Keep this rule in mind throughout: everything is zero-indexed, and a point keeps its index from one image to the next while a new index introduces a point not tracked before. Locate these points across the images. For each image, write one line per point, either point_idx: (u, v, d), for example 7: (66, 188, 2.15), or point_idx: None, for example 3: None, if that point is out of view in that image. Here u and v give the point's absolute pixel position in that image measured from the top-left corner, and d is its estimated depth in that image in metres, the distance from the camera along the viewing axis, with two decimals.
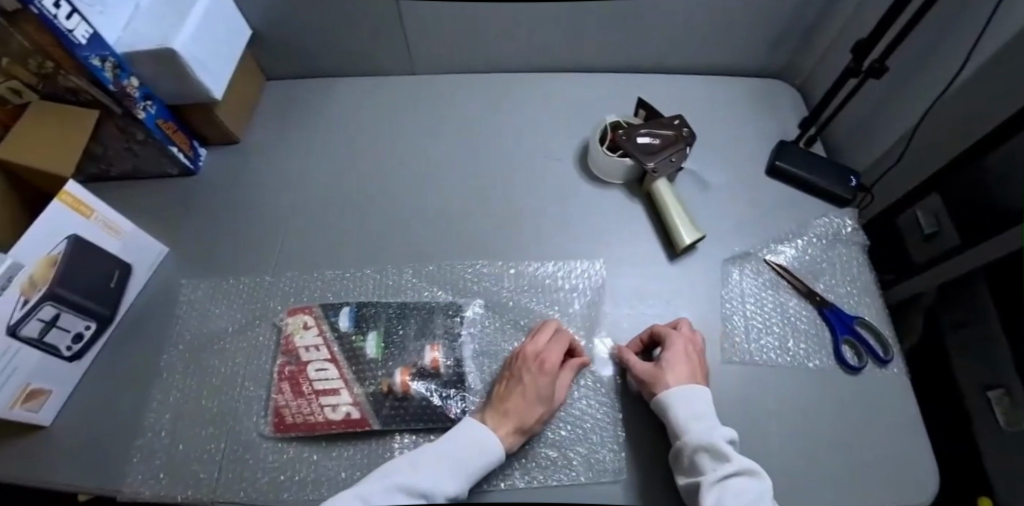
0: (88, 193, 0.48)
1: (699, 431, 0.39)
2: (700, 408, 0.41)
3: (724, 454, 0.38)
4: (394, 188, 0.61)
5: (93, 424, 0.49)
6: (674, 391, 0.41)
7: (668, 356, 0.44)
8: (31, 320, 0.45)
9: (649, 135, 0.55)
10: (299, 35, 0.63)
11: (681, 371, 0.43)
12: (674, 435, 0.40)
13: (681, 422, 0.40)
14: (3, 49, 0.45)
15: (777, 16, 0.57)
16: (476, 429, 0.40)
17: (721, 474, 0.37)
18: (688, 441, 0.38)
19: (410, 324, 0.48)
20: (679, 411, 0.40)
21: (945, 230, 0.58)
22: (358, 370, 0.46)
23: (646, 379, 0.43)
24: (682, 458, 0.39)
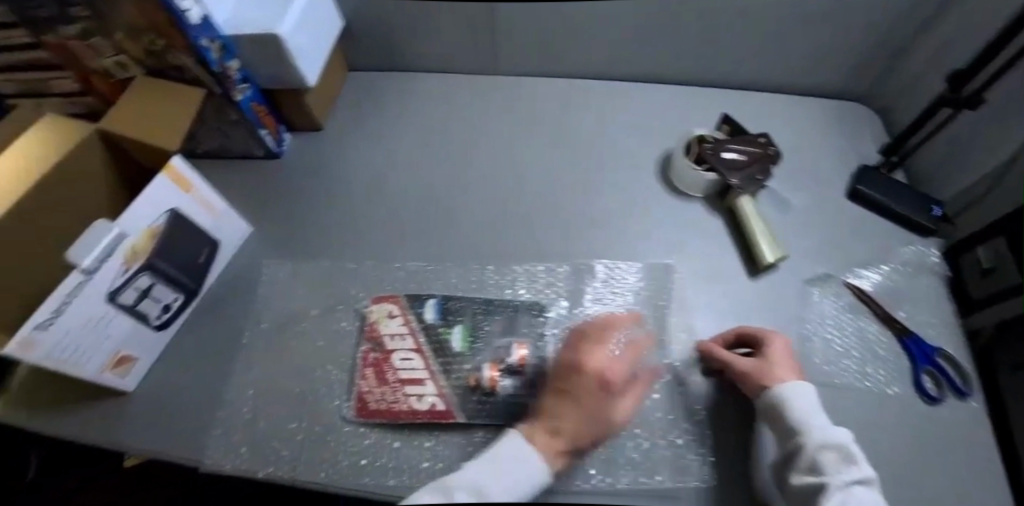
0: (191, 169, 0.49)
1: (822, 429, 0.39)
2: (816, 407, 0.41)
3: (847, 455, 0.37)
4: (472, 185, 0.62)
5: (178, 393, 0.51)
6: (790, 385, 0.41)
7: (774, 353, 0.44)
8: (129, 288, 0.47)
9: (736, 151, 0.55)
10: (389, 29, 0.65)
11: (786, 367, 0.43)
12: (794, 430, 0.39)
13: (802, 418, 0.39)
14: (123, 24, 0.47)
15: (865, 43, 0.58)
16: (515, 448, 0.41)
17: (848, 476, 0.36)
18: (813, 437, 0.38)
19: (491, 321, 0.50)
20: (798, 407, 0.40)
21: (1005, 266, 0.51)
22: (445, 362, 0.47)
23: (753, 373, 0.43)
24: (801, 456, 0.38)
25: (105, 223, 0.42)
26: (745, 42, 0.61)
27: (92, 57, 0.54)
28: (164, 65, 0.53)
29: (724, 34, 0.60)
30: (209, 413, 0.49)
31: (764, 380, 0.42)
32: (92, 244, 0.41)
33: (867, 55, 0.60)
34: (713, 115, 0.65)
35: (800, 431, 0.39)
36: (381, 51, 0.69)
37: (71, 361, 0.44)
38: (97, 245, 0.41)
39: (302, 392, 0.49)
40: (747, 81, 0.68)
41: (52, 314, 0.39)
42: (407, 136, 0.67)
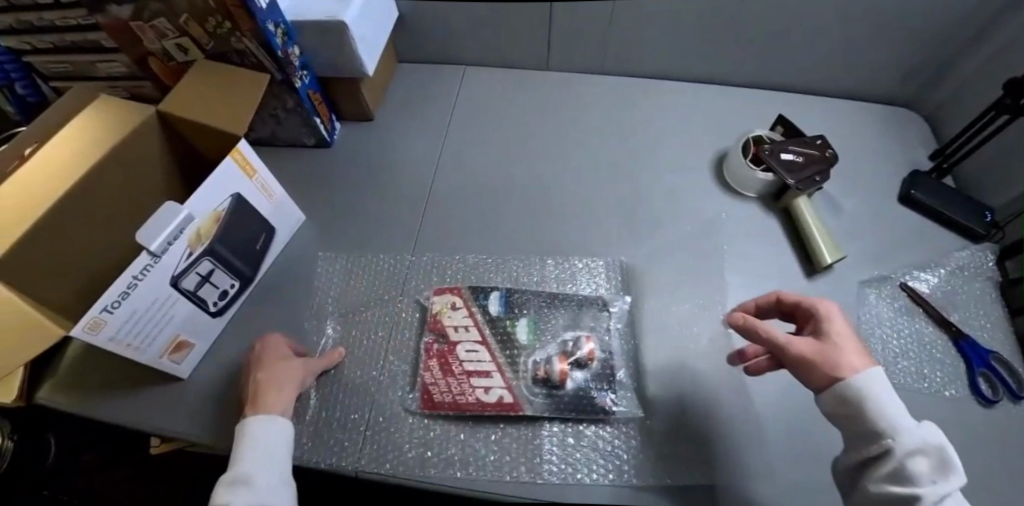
0: (254, 153, 0.48)
1: (913, 431, 0.34)
2: (900, 402, 0.35)
3: (943, 462, 0.33)
4: (524, 180, 0.63)
5: (239, 379, 0.51)
6: (868, 377, 0.36)
7: (836, 334, 0.39)
8: (191, 273, 0.46)
9: (793, 152, 0.56)
10: (442, 22, 0.66)
11: (854, 349, 0.38)
12: (876, 430, 0.34)
13: (889, 419, 0.34)
14: (191, 5, 0.46)
15: (912, 51, 0.60)
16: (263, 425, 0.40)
17: (945, 487, 0.32)
18: (903, 444, 0.33)
19: (563, 311, 0.52)
20: (884, 406, 0.35)
21: None
22: (514, 356, 0.48)
23: (819, 360, 0.37)
24: (885, 461, 0.34)
25: (174, 206, 0.41)
26: (793, 46, 0.62)
27: (150, 37, 0.53)
28: (225, 49, 0.52)
29: (769, 39, 0.62)
30: None
31: (835, 368, 0.36)
32: (161, 226, 0.40)
33: (913, 63, 0.62)
34: (759, 119, 0.67)
35: (886, 434, 0.34)
36: (432, 45, 0.70)
37: (133, 344, 0.43)
38: (165, 227, 0.41)
39: (362, 381, 0.50)
40: (790, 86, 0.69)
41: (120, 296, 0.39)
42: (457, 131, 0.68)
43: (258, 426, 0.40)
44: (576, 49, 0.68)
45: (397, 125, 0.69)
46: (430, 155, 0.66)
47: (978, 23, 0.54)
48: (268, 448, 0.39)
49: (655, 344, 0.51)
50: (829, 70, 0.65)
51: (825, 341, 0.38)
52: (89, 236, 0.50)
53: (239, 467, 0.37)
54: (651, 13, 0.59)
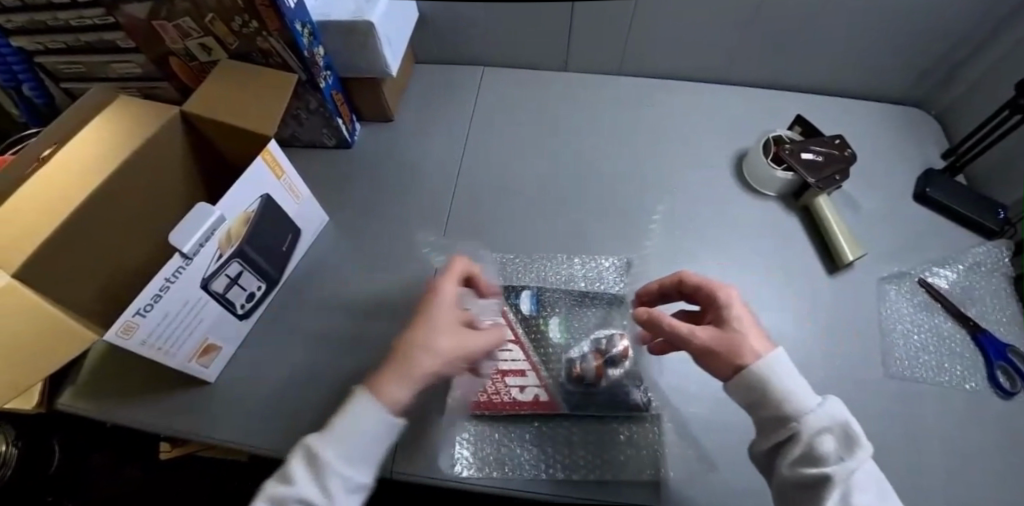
0: (284, 155, 0.48)
1: (816, 410, 0.33)
2: (803, 380, 0.35)
3: (846, 437, 0.32)
4: (544, 179, 0.64)
5: (268, 382, 0.51)
6: (767, 359, 0.34)
7: (737, 317, 0.37)
8: (220, 275, 0.46)
9: (811, 152, 0.57)
10: (463, 22, 0.66)
11: (753, 331, 0.37)
12: (783, 413, 0.34)
13: (794, 400, 0.33)
14: (217, 4, 0.46)
15: (923, 52, 0.61)
16: (366, 419, 0.34)
17: (852, 463, 0.31)
18: (809, 424, 0.32)
19: (592, 310, 0.54)
20: (786, 386, 0.34)
21: None
22: (550, 354, 0.50)
23: (719, 348, 0.36)
24: (794, 444, 0.33)
25: (207, 206, 0.41)
26: (809, 47, 0.64)
27: (173, 37, 0.53)
28: (250, 49, 0.52)
29: (783, 41, 0.63)
30: (297, 402, 0.50)
31: (736, 356, 0.35)
32: (192, 229, 0.40)
33: (925, 64, 0.63)
34: (773, 119, 0.68)
35: (792, 416, 0.33)
36: (452, 45, 0.70)
37: (164, 348, 0.43)
38: (198, 229, 0.40)
39: None
40: (804, 86, 0.71)
41: (153, 298, 0.39)
42: (477, 131, 0.68)
43: (364, 414, 0.34)
44: (595, 49, 0.68)
45: (416, 125, 0.69)
46: (451, 155, 0.66)
47: (990, 25, 0.55)
48: (359, 445, 0.34)
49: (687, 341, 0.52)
50: (840, 71, 0.67)
51: (723, 326, 0.37)
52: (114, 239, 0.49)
53: (322, 447, 0.34)
54: (671, 14, 0.60)
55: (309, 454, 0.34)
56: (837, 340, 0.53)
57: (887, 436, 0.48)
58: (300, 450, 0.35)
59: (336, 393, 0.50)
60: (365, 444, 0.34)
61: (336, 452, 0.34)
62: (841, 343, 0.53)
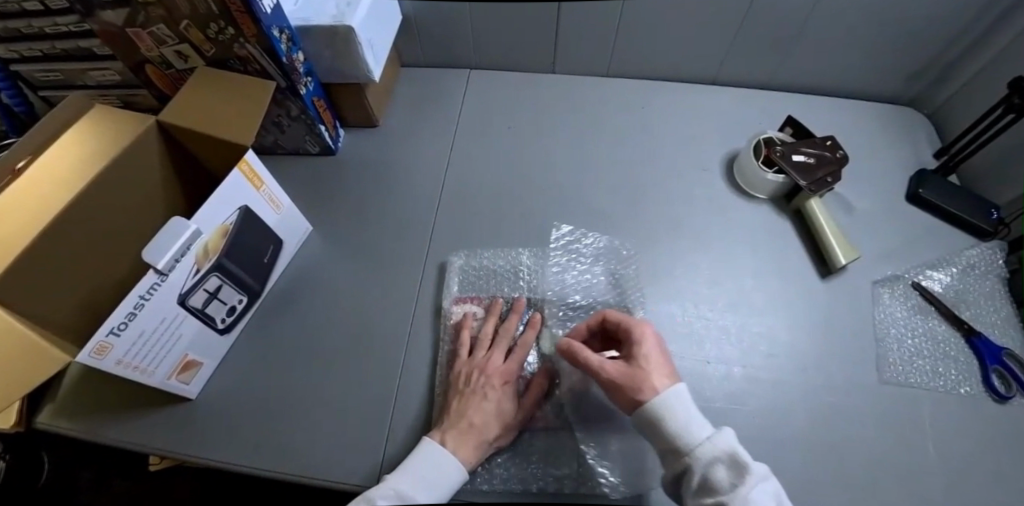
0: (262, 165, 0.47)
1: (706, 440, 0.35)
2: (695, 411, 0.37)
3: (736, 464, 0.33)
4: (532, 184, 0.63)
5: (252, 398, 0.50)
6: (663, 395, 0.37)
7: (643, 353, 0.40)
8: (198, 290, 0.44)
9: (802, 154, 0.57)
10: (450, 24, 0.65)
11: (660, 367, 0.40)
12: (678, 447, 0.35)
13: (685, 433, 0.35)
14: (191, 10, 0.45)
15: (915, 50, 0.61)
16: (435, 450, 0.42)
17: (743, 489, 0.32)
18: (699, 456, 0.34)
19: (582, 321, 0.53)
20: (677, 420, 0.36)
21: None
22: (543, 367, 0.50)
23: (624, 383, 0.39)
24: (692, 475, 0.35)
25: (182, 221, 0.40)
26: (802, 46, 0.62)
27: (148, 44, 0.52)
28: (227, 56, 0.51)
29: (772, 41, 0.62)
30: (282, 418, 0.49)
31: (637, 391, 0.38)
32: (167, 244, 0.39)
33: (919, 61, 0.62)
34: (765, 119, 0.67)
35: (686, 449, 0.35)
36: (439, 47, 0.69)
37: (141, 367, 0.41)
38: (172, 244, 0.39)
39: (380, 395, 0.49)
40: (796, 85, 0.70)
41: (127, 317, 0.37)
42: (466, 134, 0.67)
43: (425, 449, 0.42)
44: (585, 51, 0.67)
45: (403, 131, 0.68)
46: (438, 160, 0.65)
47: (987, 21, 0.54)
48: (441, 485, 0.41)
49: (674, 346, 0.52)
50: (831, 70, 0.66)
51: (629, 362, 0.40)
52: (91, 254, 0.47)
53: (393, 476, 0.40)
54: (661, 14, 0.59)
55: (401, 499, 0.38)
56: (831, 346, 0.52)
57: (883, 441, 0.47)
58: (379, 493, 0.39)
59: (324, 407, 0.49)
60: (442, 487, 0.41)
61: (420, 490, 0.39)
62: (836, 349, 0.52)
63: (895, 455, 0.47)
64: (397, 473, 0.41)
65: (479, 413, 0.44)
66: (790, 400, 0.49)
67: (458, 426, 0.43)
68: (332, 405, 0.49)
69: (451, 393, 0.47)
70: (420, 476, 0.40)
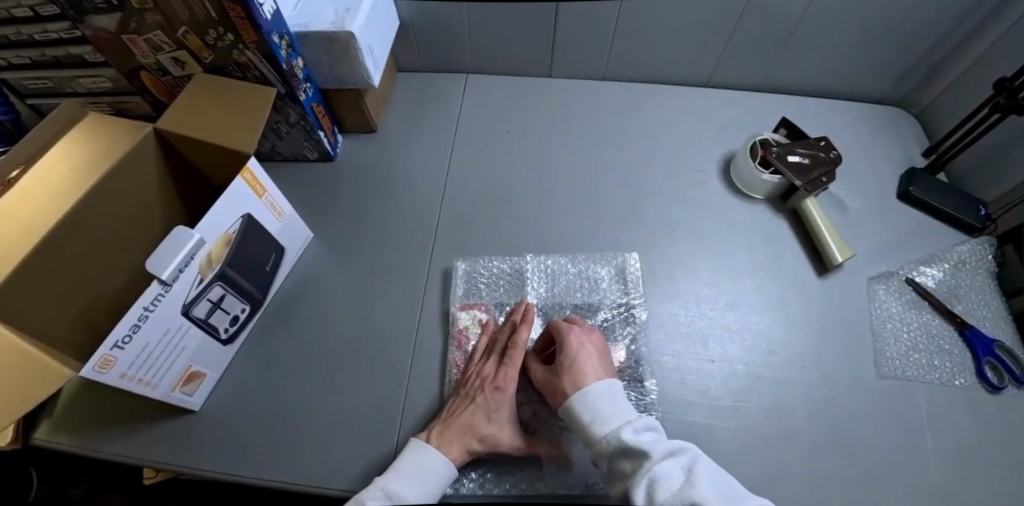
0: (265, 173, 0.47)
1: (606, 436, 0.38)
2: (605, 407, 0.40)
3: (634, 452, 0.36)
4: (532, 187, 0.63)
5: (257, 407, 0.49)
6: (569, 399, 0.42)
7: (561, 362, 0.45)
8: (202, 300, 0.44)
9: (797, 155, 0.58)
10: (448, 29, 0.65)
11: (578, 370, 0.43)
12: (588, 441, 0.40)
13: (590, 430, 0.39)
14: (190, 16, 0.44)
15: (902, 51, 0.62)
16: (424, 452, 0.42)
17: (639, 473, 0.35)
18: (602, 449, 0.38)
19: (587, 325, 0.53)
20: (584, 419, 0.40)
21: None
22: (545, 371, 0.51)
23: (548, 392, 0.45)
24: (604, 464, 0.39)
25: (185, 229, 0.40)
26: (794, 48, 0.64)
27: (144, 51, 0.51)
28: (226, 62, 0.50)
29: (766, 44, 0.63)
30: (287, 429, 0.48)
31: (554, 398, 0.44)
32: (171, 254, 0.38)
33: (906, 62, 0.64)
34: (760, 121, 0.69)
35: (592, 444, 0.39)
36: (436, 52, 0.69)
37: (145, 380, 0.41)
38: (176, 254, 0.39)
39: (387, 403, 0.49)
40: (789, 86, 0.71)
41: (131, 329, 0.37)
42: (464, 138, 0.67)
43: (412, 448, 0.43)
44: (581, 55, 0.68)
45: (401, 136, 0.67)
46: (437, 165, 0.65)
47: (971, 23, 0.56)
48: (428, 485, 0.41)
49: (677, 345, 0.52)
50: (822, 72, 0.68)
51: (553, 373, 0.45)
52: (87, 266, 0.46)
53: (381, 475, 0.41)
54: (657, 19, 0.60)
55: (389, 499, 0.39)
56: (830, 342, 0.53)
57: (883, 434, 0.48)
58: (368, 495, 0.39)
59: (331, 416, 0.49)
60: (433, 485, 0.41)
61: (406, 488, 0.40)
62: (835, 345, 0.53)
63: (895, 448, 0.48)
64: (387, 474, 0.41)
65: (474, 414, 0.44)
66: (791, 395, 0.50)
67: (451, 427, 0.44)
68: (338, 414, 0.49)
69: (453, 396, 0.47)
70: (408, 474, 0.41)
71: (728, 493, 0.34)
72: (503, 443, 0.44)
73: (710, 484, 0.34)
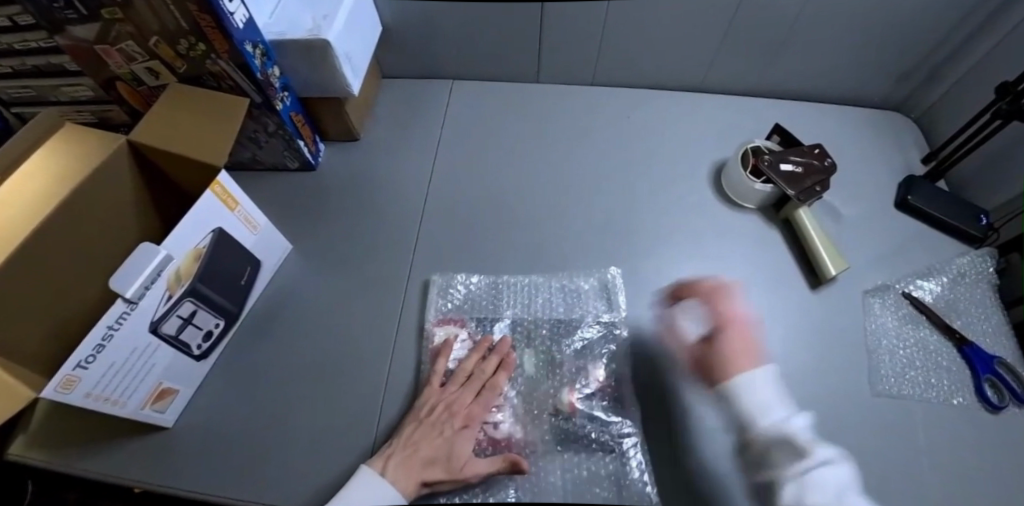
0: (236, 185, 0.46)
1: (772, 425, 0.39)
2: (770, 397, 0.40)
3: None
4: (518, 195, 0.62)
5: (230, 424, 0.48)
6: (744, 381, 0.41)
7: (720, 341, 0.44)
8: (172, 317, 0.43)
9: (791, 163, 0.56)
10: (433, 35, 0.64)
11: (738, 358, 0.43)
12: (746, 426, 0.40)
13: (761, 417, 0.39)
14: (160, 26, 0.43)
15: (899, 53, 0.60)
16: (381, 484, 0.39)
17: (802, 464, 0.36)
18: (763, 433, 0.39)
19: (569, 342, 0.52)
20: (749, 407, 0.40)
21: None
22: (527, 389, 0.49)
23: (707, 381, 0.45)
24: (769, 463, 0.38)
25: (152, 246, 0.39)
26: (788, 52, 0.62)
27: (117, 61, 0.50)
28: (200, 72, 0.49)
29: (758, 47, 0.62)
30: (259, 447, 0.47)
31: None
32: (135, 272, 0.38)
33: (905, 64, 0.62)
34: (752, 127, 0.67)
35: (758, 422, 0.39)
36: (422, 58, 0.68)
37: (112, 398, 0.40)
38: (142, 271, 0.38)
39: (363, 420, 0.48)
40: (783, 91, 0.69)
41: (95, 349, 0.36)
42: (450, 145, 0.66)
43: (358, 477, 0.40)
44: (570, 59, 0.66)
45: (386, 144, 0.66)
46: (423, 173, 0.64)
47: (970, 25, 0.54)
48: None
49: (661, 361, 0.50)
50: (818, 76, 0.66)
51: None
52: (62, 283, 0.45)
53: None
54: (645, 22, 0.59)
55: None
56: (824, 359, 0.51)
57: (878, 457, 0.46)
58: None
59: (306, 432, 0.48)
60: None
61: None
62: (829, 362, 0.51)
63: (888, 469, 0.46)
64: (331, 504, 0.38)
65: (437, 446, 0.42)
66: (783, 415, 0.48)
67: (410, 460, 0.41)
68: (313, 430, 0.48)
69: (415, 418, 0.44)
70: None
71: (842, 484, 0.35)
72: (463, 474, 0.41)
73: (825, 482, 0.35)
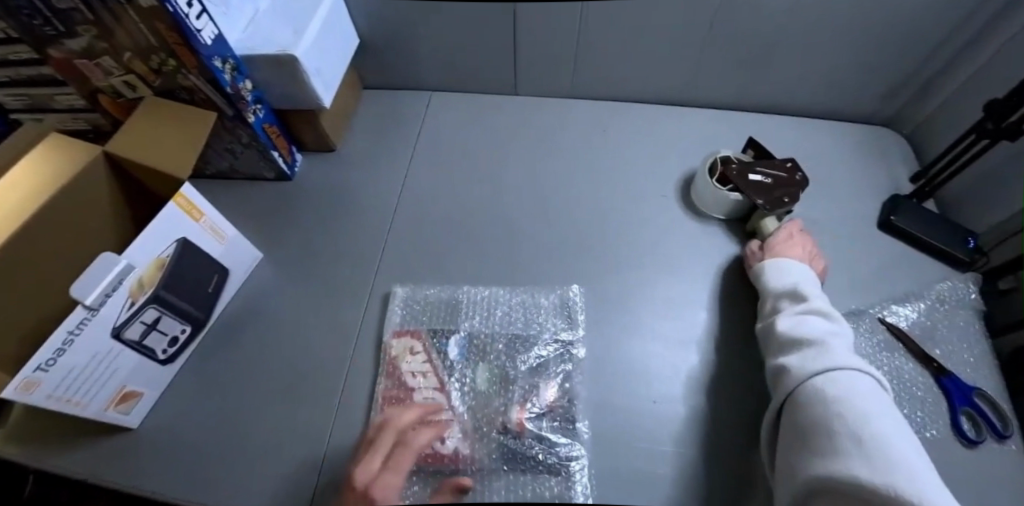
0: (201, 197, 0.47)
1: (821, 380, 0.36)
2: (794, 274, 0.48)
3: None
4: (488, 207, 0.62)
5: (190, 429, 0.50)
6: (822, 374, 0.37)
7: (770, 243, 0.53)
8: (135, 322, 0.44)
9: (761, 174, 0.55)
10: (410, 48, 0.65)
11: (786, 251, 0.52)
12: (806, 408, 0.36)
13: (822, 388, 0.36)
14: (131, 43, 0.45)
15: (882, 68, 0.58)
16: None
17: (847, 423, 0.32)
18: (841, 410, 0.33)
19: (524, 357, 0.52)
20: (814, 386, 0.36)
21: None
22: (477, 404, 0.49)
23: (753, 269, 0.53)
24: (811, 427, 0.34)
25: (113, 256, 0.40)
26: (767, 66, 0.61)
27: (98, 75, 0.52)
28: (173, 86, 0.51)
29: (736, 61, 0.60)
30: (214, 453, 0.48)
31: None
32: (95, 280, 0.39)
33: (891, 79, 0.60)
34: (730, 142, 0.65)
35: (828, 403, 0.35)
36: (401, 71, 0.69)
37: (74, 400, 0.42)
38: (103, 280, 0.39)
39: (316, 429, 0.48)
40: (766, 106, 0.68)
41: (55, 353, 0.38)
42: (425, 156, 0.67)
43: None
44: (546, 72, 0.66)
45: (362, 154, 0.67)
46: (396, 183, 0.65)
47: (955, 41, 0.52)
48: None
49: (614, 380, 0.49)
50: (801, 90, 0.64)
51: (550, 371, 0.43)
52: (52, 282, 0.48)
53: None
54: (618, 35, 0.58)
55: None
56: None
57: None
58: None
59: (261, 439, 0.48)
60: None
61: None
62: None
63: None
64: None
65: None
66: (742, 441, 0.46)
67: None
68: (268, 437, 0.48)
69: None
70: None
71: (829, 330, 0.41)
72: None
73: (814, 327, 0.41)
